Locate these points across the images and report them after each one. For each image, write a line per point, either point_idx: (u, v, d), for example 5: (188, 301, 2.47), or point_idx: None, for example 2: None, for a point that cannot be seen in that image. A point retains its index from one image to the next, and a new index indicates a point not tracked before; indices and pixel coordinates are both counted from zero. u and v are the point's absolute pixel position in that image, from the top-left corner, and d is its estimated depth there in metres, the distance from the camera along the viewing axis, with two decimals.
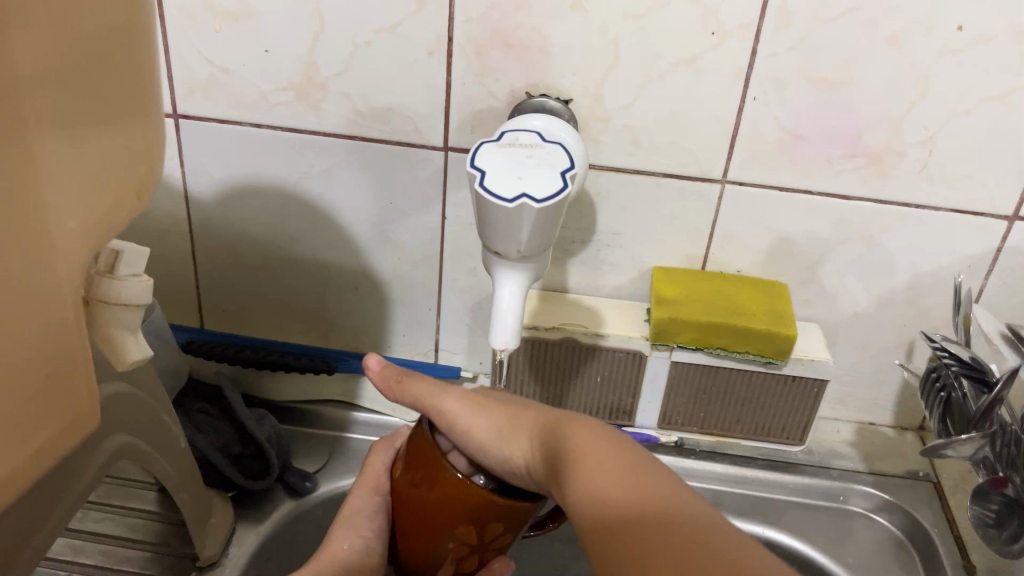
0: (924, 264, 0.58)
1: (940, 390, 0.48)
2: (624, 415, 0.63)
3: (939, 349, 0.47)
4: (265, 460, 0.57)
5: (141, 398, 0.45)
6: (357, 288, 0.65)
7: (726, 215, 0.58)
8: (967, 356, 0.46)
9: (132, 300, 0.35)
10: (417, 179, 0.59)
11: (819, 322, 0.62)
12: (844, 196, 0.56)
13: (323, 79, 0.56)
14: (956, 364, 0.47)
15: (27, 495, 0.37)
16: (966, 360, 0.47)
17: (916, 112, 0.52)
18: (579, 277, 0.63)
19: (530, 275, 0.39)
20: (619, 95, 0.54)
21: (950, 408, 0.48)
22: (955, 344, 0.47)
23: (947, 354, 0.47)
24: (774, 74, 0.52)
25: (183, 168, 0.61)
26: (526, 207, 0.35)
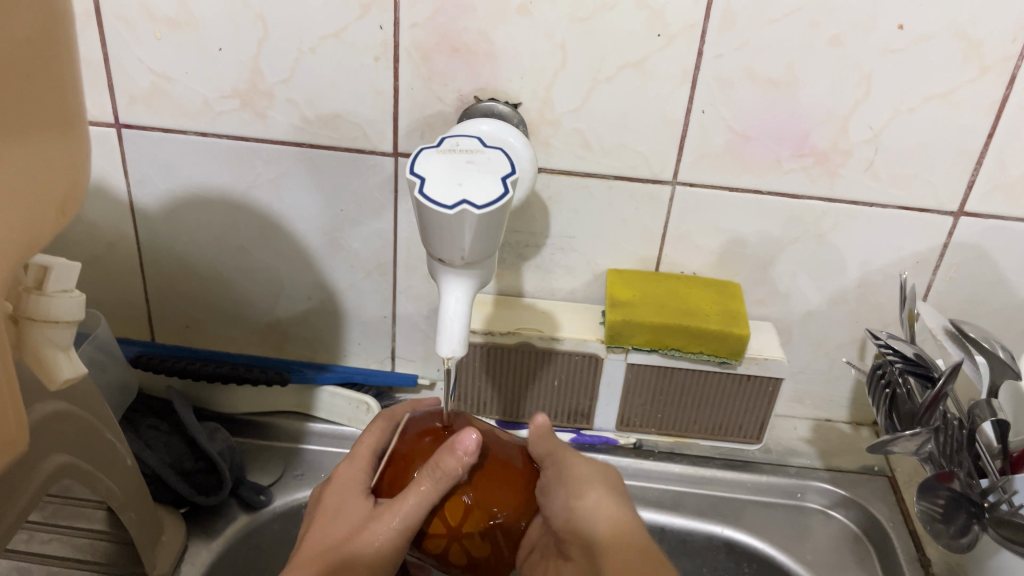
0: (873, 261, 0.59)
1: (886, 387, 0.49)
2: (583, 419, 0.63)
3: (884, 346, 0.48)
4: (218, 475, 0.56)
5: (83, 416, 0.44)
6: (311, 297, 0.64)
7: (678, 216, 0.58)
8: (911, 352, 0.47)
9: (62, 317, 0.34)
10: (367, 187, 0.59)
11: (772, 320, 0.62)
12: (793, 195, 0.56)
13: (269, 87, 0.55)
14: (900, 361, 0.48)
15: None
16: (910, 356, 0.47)
17: (861, 112, 0.53)
18: (534, 281, 0.62)
19: (476, 282, 0.39)
20: (568, 99, 0.54)
21: (896, 405, 0.48)
22: (899, 342, 0.48)
23: (891, 350, 0.48)
24: (720, 75, 0.52)
25: (127, 179, 0.60)
26: (467, 213, 0.34)
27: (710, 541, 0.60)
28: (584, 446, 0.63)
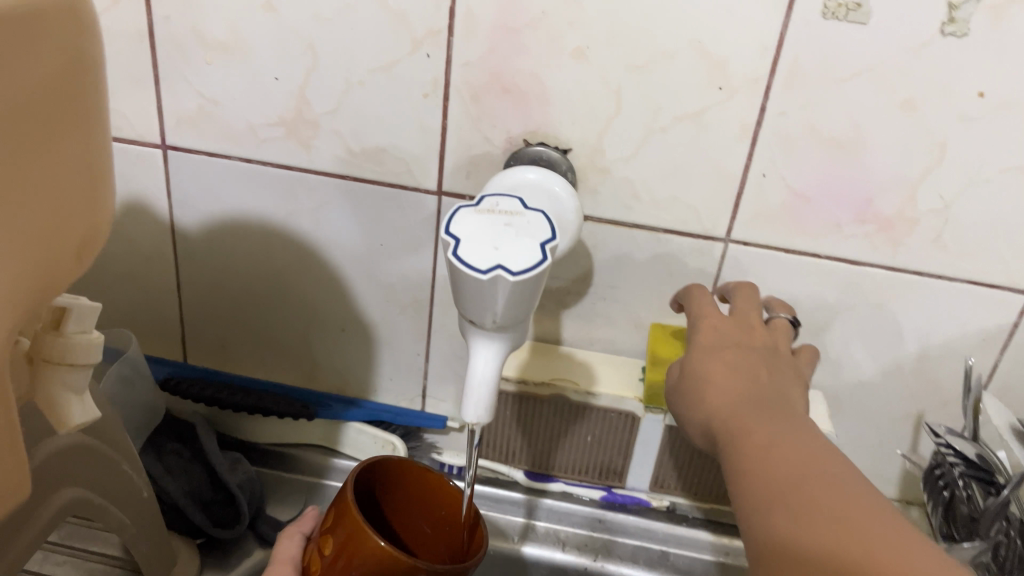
0: (935, 335, 0.55)
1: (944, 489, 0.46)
2: (615, 476, 0.60)
3: (944, 446, 0.46)
4: (237, 507, 0.55)
5: (99, 448, 0.43)
6: (344, 328, 0.63)
7: (728, 274, 0.56)
8: (973, 455, 0.45)
9: (79, 361, 0.33)
10: (408, 223, 0.57)
11: (822, 389, 0.59)
12: (853, 261, 0.53)
13: (315, 117, 0.54)
14: (962, 463, 0.45)
15: None
16: (972, 459, 0.45)
17: (931, 181, 0.50)
18: (573, 330, 0.60)
19: (507, 346, 0.37)
20: (620, 147, 0.52)
21: (953, 507, 0.46)
22: (960, 440, 0.46)
23: (952, 451, 0.45)
24: (782, 133, 0.50)
25: (169, 200, 0.59)
26: (501, 279, 0.32)
27: None
28: (615, 505, 0.61)
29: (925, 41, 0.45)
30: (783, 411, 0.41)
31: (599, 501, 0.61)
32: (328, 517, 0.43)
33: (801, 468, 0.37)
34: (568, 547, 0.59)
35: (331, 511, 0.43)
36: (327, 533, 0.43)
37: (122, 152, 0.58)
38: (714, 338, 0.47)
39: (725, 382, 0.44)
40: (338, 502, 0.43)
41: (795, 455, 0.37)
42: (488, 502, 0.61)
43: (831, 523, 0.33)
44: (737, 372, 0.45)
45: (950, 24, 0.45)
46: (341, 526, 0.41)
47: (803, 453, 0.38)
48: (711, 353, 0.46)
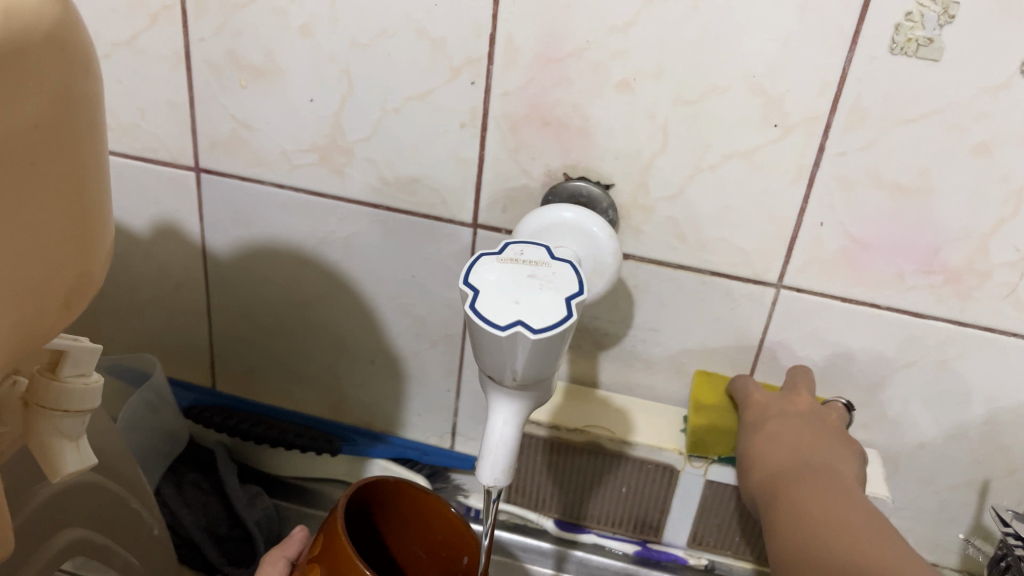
0: (1005, 397, 0.51)
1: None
2: (651, 530, 0.56)
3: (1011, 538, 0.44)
4: (253, 545, 0.52)
5: (104, 486, 0.41)
6: (374, 361, 0.60)
7: (778, 322, 0.52)
8: None
9: (73, 407, 0.31)
10: (442, 255, 0.55)
11: (878, 448, 0.55)
12: (916, 313, 0.49)
13: (349, 143, 0.52)
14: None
15: None
16: None
17: (1006, 231, 0.45)
18: (611, 372, 0.57)
19: (529, 405, 0.34)
20: (666, 184, 0.49)
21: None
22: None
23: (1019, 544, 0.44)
24: (842, 175, 0.46)
25: (202, 223, 0.58)
26: (520, 336, 0.30)
27: None
28: (649, 560, 0.57)
29: (1003, 82, 0.42)
30: (825, 473, 0.43)
31: (632, 555, 0.57)
32: (313, 545, 0.38)
33: (844, 518, 0.39)
34: None
35: (317, 538, 0.38)
36: (310, 562, 0.38)
37: (157, 174, 0.57)
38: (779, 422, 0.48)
39: (775, 450, 0.46)
40: (327, 528, 0.38)
41: (837, 507, 0.40)
42: (516, 548, 0.58)
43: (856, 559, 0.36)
44: (787, 441, 0.46)
45: None
46: (329, 555, 0.36)
47: (836, 511, 0.40)
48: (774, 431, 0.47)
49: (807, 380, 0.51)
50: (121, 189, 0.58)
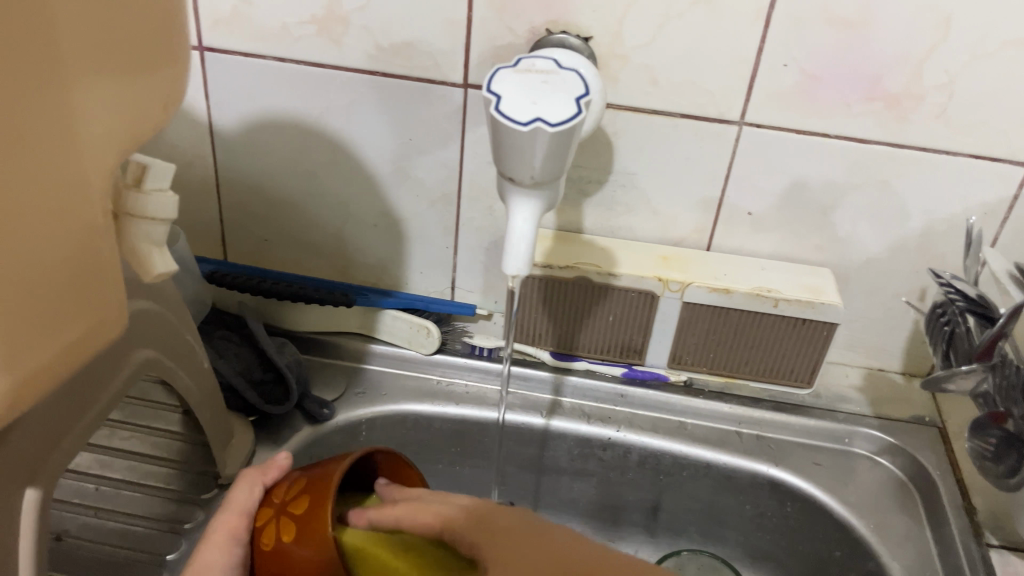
0: (938, 210, 0.58)
1: (945, 325, 0.48)
2: (635, 354, 0.64)
3: (945, 285, 0.47)
4: (285, 386, 0.59)
5: (165, 316, 0.46)
6: (376, 224, 0.66)
7: (743, 157, 0.58)
8: (974, 293, 0.47)
9: (159, 215, 0.36)
10: (436, 117, 0.60)
11: (831, 267, 0.62)
12: (861, 139, 0.56)
13: (345, 13, 0.57)
14: (962, 301, 0.47)
15: (63, 398, 0.38)
16: (972, 297, 0.47)
17: (937, 55, 0.52)
18: (594, 218, 0.63)
19: (544, 203, 0.40)
20: (639, 33, 0.54)
21: (954, 343, 0.48)
22: (963, 282, 0.47)
23: (953, 290, 0.47)
24: (794, 14, 0.52)
25: (207, 101, 0.62)
26: (540, 131, 0.36)
27: (755, 479, 0.61)
28: (635, 381, 0.65)
29: None
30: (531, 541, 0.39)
31: (621, 377, 0.65)
32: (300, 496, 0.41)
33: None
34: (593, 420, 0.63)
35: (305, 491, 0.41)
36: (291, 512, 0.40)
37: None
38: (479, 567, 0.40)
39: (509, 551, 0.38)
40: (319, 483, 0.41)
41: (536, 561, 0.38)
42: (517, 380, 0.65)
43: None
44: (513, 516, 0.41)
45: None
46: (311, 516, 0.40)
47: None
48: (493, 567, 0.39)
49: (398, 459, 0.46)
50: None
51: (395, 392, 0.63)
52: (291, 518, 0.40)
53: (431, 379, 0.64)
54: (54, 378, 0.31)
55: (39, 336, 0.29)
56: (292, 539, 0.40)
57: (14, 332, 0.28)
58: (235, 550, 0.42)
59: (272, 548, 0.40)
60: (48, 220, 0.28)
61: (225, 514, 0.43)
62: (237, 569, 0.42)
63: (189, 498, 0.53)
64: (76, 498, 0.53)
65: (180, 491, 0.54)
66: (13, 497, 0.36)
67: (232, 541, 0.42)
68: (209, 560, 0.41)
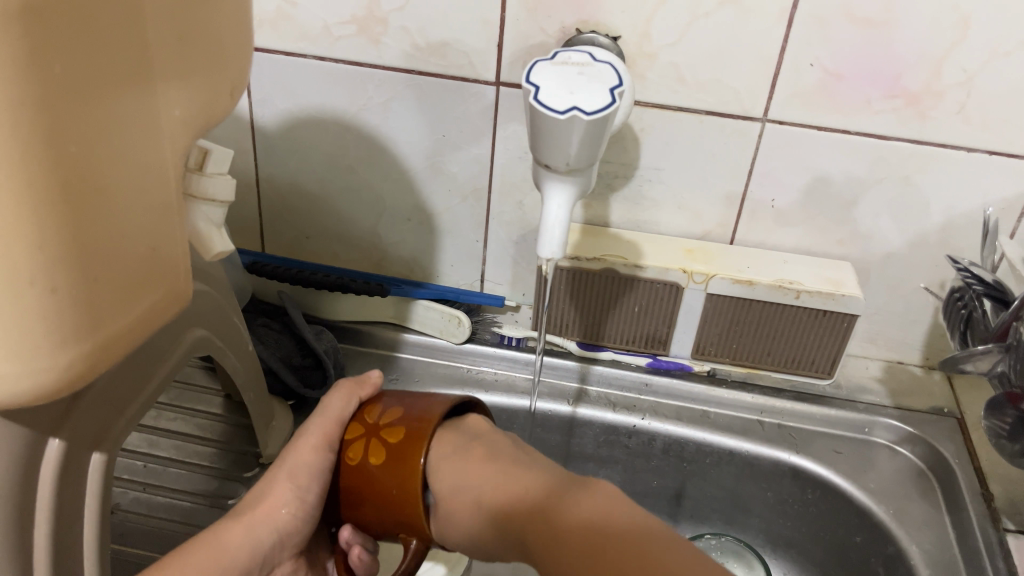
0: (957, 205, 0.60)
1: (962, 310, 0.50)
2: (660, 345, 0.66)
3: (963, 272, 0.49)
4: (323, 371, 0.61)
5: (216, 298, 0.49)
6: (410, 218, 0.68)
7: (766, 153, 0.60)
8: (990, 278, 0.48)
9: (217, 197, 0.39)
10: (469, 114, 0.62)
11: (852, 261, 0.64)
12: (882, 136, 0.58)
13: (384, 14, 0.59)
14: (980, 286, 0.48)
15: (128, 370, 0.40)
16: (989, 282, 0.48)
17: (956, 54, 0.54)
18: (621, 212, 0.65)
19: (577, 189, 0.43)
20: (667, 32, 0.56)
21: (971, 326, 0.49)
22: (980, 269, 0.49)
23: (971, 276, 0.48)
24: (817, 15, 0.54)
25: (250, 98, 0.64)
26: (577, 119, 0.38)
27: (777, 466, 0.63)
28: (659, 371, 0.67)
29: None
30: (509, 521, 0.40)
31: (645, 367, 0.67)
32: (396, 426, 0.43)
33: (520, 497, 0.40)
34: (619, 408, 0.65)
35: (402, 421, 0.43)
36: (386, 439, 0.42)
37: None
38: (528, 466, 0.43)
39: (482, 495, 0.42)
40: (414, 424, 0.43)
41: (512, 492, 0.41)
42: (546, 369, 0.67)
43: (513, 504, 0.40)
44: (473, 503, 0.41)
45: None
46: (404, 451, 0.42)
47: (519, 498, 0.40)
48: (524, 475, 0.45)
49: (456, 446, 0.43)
50: None
51: (427, 379, 0.65)
52: (383, 445, 0.43)
53: (460, 368, 0.67)
54: (131, 343, 0.33)
55: (120, 303, 0.32)
56: (380, 466, 0.42)
57: (99, 296, 0.30)
58: (326, 456, 0.44)
59: (359, 465, 0.43)
60: (130, 194, 0.30)
61: (319, 422, 0.45)
62: (326, 470, 0.44)
63: (233, 476, 0.56)
64: (126, 474, 0.55)
65: (224, 470, 0.56)
66: (82, 460, 0.38)
67: (324, 446, 0.44)
68: (305, 460, 0.44)
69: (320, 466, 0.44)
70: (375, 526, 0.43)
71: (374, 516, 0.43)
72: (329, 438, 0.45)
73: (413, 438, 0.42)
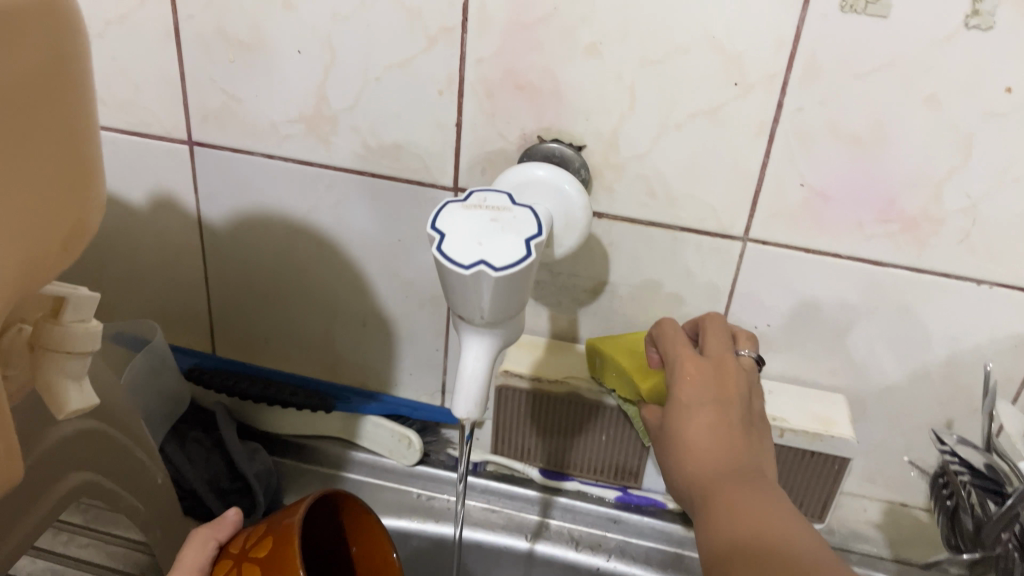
0: (963, 339, 0.53)
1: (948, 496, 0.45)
2: (630, 476, 0.59)
3: (950, 456, 0.44)
4: (253, 497, 0.56)
5: (109, 434, 0.44)
6: (364, 323, 0.63)
7: (747, 274, 0.54)
8: (981, 465, 0.43)
9: (76, 349, 0.34)
10: (425, 219, 0.57)
11: (846, 393, 0.57)
12: (876, 262, 0.52)
13: (334, 112, 0.55)
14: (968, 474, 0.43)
15: None
16: (980, 470, 0.43)
17: (957, 178, 0.48)
18: (590, 328, 0.60)
19: (499, 344, 0.37)
20: (636, 143, 0.51)
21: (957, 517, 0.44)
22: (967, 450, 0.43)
23: (957, 461, 0.43)
24: (800, 130, 0.48)
25: (197, 194, 0.61)
26: (484, 274, 0.33)
27: None
28: (630, 506, 0.60)
29: (949, 35, 0.44)
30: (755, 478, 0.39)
31: (614, 501, 0.60)
32: (263, 540, 0.41)
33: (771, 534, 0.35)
34: (582, 546, 0.58)
35: (267, 533, 0.41)
36: (255, 555, 0.40)
37: (152, 148, 0.59)
38: (691, 393, 0.43)
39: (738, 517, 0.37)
40: (277, 529, 0.41)
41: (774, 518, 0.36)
42: (504, 499, 0.61)
43: (752, 520, 0.36)
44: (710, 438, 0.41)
45: (974, 16, 0.43)
46: (275, 557, 0.39)
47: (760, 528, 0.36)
48: (696, 406, 0.42)
49: (719, 328, 0.47)
50: (117, 162, 0.61)
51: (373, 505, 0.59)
52: (255, 566, 0.40)
53: (411, 493, 0.60)
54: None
55: None
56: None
57: None
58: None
59: None
60: None
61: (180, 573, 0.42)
62: None
63: None
64: None
65: None
66: None
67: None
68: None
69: None
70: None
71: None
72: None
73: (280, 540, 0.40)
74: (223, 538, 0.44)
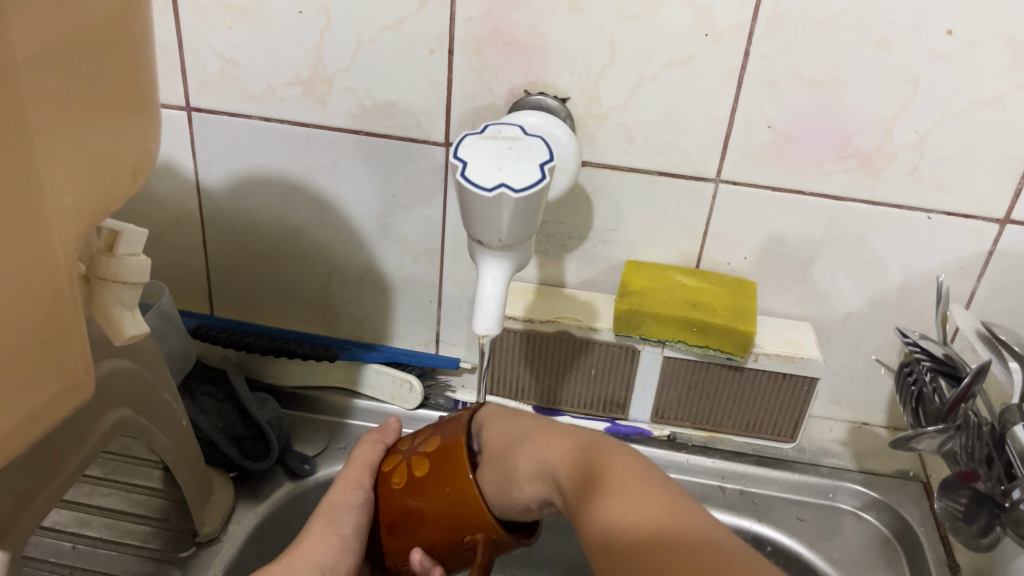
0: (915, 265, 0.59)
1: (912, 385, 0.50)
2: (619, 408, 0.64)
3: (912, 346, 0.50)
4: (266, 442, 0.59)
5: (142, 375, 0.47)
6: (361, 278, 0.67)
7: (719, 213, 0.59)
8: (940, 353, 0.49)
9: (130, 279, 0.37)
10: (418, 174, 0.61)
11: (812, 321, 0.63)
12: (836, 197, 0.57)
13: (329, 75, 0.58)
14: (929, 361, 0.49)
15: (19, 464, 0.38)
16: (938, 357, 0.49)
17: (906, 115, 0.53)
18: (576, 272, 0.64)
19: (513, 265, 0.42)
20: (616, 94, 0.55)
21: (921, 402, 0.50)
22: (929, 343, 0.50)
23: (919, 350, 0.49)
24: (765, 75, 0.53)
25: (195, 159, 0.63)
26: (505, 196, 0.37)
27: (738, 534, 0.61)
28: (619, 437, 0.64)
29: None
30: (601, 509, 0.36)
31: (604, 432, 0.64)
32: (431, 440, 0.45)
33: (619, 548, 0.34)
34: None
35: (437, 434, 0.45)
36: (426, 452, 0.44)
37: None
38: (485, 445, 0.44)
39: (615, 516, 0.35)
40: (447, 432, 0.45)
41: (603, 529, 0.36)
42: None
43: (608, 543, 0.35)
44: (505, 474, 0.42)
45: None
46: (443, 458, 0.43)
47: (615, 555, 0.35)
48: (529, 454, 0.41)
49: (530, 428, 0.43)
50: None
51: None
52: (423, 459, 0.44)
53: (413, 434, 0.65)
54: (10, 452, 0.30)
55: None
56: (418, 487, 0.44)
57: None
58: (360, 491, 0.47)
59: (402, 489, 0.44)
60: (9, 290, 0.28)
61: (352, 468, 0.48)
62: (363, 505, 0.46)
63: (167, 557, 0.53)
64: (53, 557, 0.53)
65: (158, 549, 0.54)
66: None
67: (357, 484, 0.47)
68: (340, 500, 0.46)
69: (353, 502, 0.46)
70: (439, 547, 0.43)
71: (429, 534, 0.43)
72: (362, 478, 0.47)
73: (449, 443, 0.44)
74: (388, 442, 0.50)
